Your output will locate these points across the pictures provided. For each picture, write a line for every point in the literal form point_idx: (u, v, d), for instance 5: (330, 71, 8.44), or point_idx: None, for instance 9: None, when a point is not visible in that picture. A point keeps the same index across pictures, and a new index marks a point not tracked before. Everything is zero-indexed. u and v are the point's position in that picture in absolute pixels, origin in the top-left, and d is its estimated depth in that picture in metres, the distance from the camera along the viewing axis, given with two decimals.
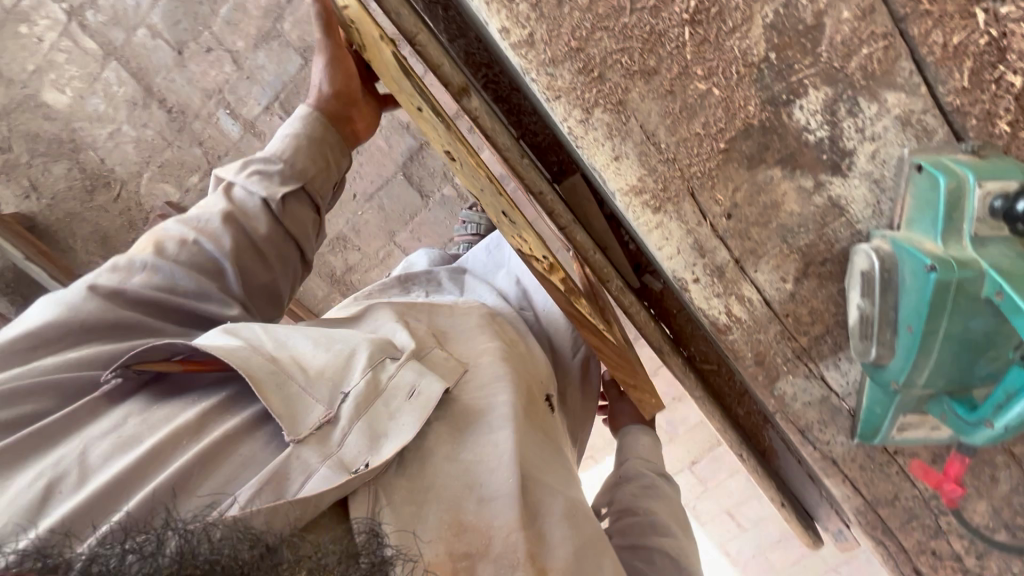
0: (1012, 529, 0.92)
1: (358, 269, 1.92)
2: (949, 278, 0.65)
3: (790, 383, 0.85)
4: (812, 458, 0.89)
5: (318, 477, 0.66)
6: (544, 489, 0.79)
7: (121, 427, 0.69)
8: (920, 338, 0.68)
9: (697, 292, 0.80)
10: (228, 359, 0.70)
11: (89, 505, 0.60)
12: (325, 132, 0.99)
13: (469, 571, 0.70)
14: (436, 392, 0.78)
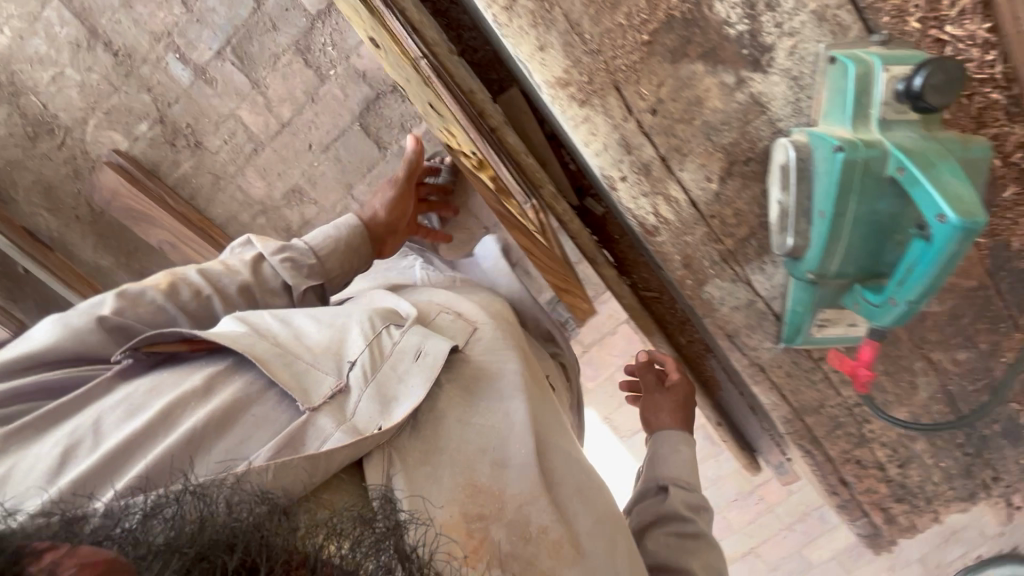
0: (930, 437, 0.96)
1: (314, 224, 1.88)
2: (856, 157, 0.67)
3: (717, 287, 0.87)
4: (741, 364, 0.91)
5: (332, 440, 0.71)
6: (557, 455, 0.83)
7: (131, 396, 0.75)
8: (830, 221, 0.70)
9: (624, 190, 0.82)
10: (235, 346, 0.77)
11: (104, 468, 0.66)
12: (359, 241, 1.14)
13: (483, 532, 0.73)
14: (442, 350, 0.83)
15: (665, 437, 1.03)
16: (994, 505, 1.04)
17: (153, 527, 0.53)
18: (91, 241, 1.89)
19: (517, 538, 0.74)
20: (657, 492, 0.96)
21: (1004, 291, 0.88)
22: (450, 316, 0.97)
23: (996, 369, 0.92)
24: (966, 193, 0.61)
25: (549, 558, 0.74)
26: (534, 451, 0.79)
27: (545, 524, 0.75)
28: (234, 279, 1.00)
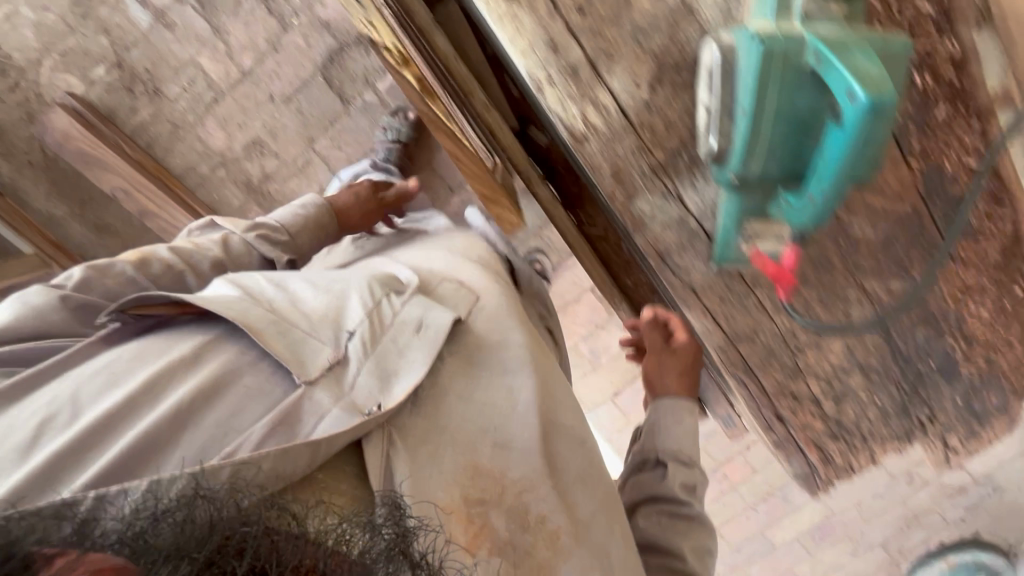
0: (865, 371, 0.96)
1: (276, 178, 1.85)
2: (774, 48, 0.64)
3: (647, 202, 0.85)
4: (673, 286, 0.91)
5: (331, 419, 0.69)
6: (559, 441, 0.84)
7: (112, 366, 0.70)
8: (750, 118, 0.69)
9: (551, 91, 0.80)
10: (227, 312, 0.75)
11: (84, 447, 0.61)
12: (324, 218, 1.26)
13: (482, 516, 0.73)
14: (443, 324, 0.84)
15: (666, 406, 0.94)
16: (928, 446, 1.05)
17: (163, 526, 0.50)
18: (44, 188, 1.84)
19: (516, 526, 0.75)
20: (658, 470, 0.89)
21: (938, 219, 0.87)
22: (452, 284, 0.99)
23: (929, 302, 0.92)
24: (874, 74, 0.60)
25: (545, 548, 0.75)
26: (536, 435, 0.81)
27: (543, 513, 0.76)
28: (205, 257, 1.05)
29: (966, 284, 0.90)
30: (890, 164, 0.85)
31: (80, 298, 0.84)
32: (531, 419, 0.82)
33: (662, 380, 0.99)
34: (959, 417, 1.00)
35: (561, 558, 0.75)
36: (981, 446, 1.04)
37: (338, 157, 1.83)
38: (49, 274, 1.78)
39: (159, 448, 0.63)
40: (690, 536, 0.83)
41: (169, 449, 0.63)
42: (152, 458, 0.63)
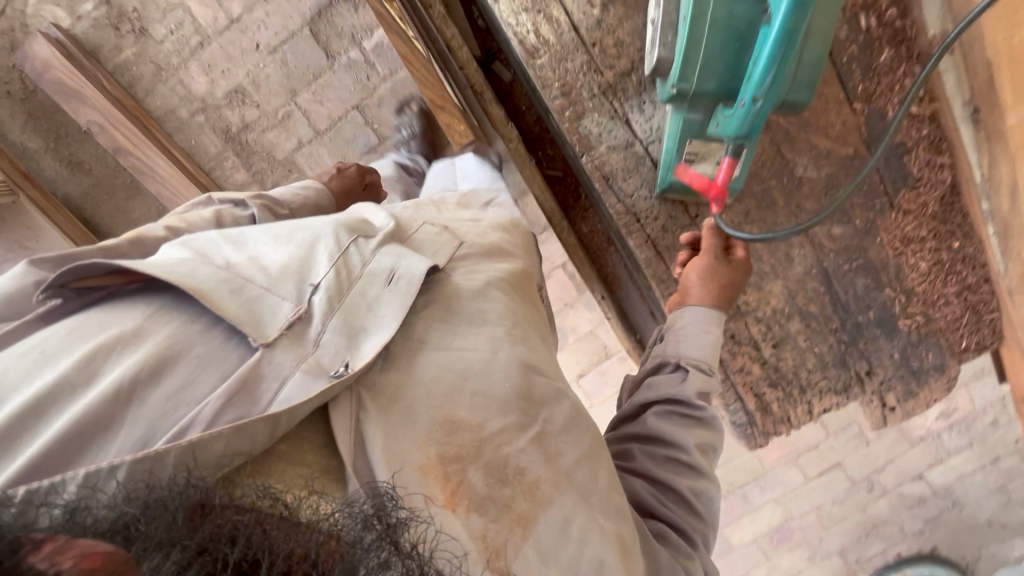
0: (805, 318, 0.96)
1: (255, 128, 1.85)
2: None
3: (595, 122, 0.86)
4: (616, 211, 0.90)
5: (293, 385, 0.57)
6: (540, 388, 0.72)
7: (44, 344, 0.58)
8: (689, 22, 0.70)
9: (506, 4, 0.81)
10: (172, 277, 0.61)
11: (2, 438, 0.49)
12: (325, 202, 1.27)
13: (460, 475, 0.62)
14: (417, 274, 0.73)
15: (692, 316, 0.81)
16: (866, 405, 1.02)
17: (155, 518, 0.42)
18: (21, 119, 1.83)
19: (495, 479, 0.63)
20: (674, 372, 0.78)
21: (881, 165, 0.89)
22: (432, 228, 0.92)
23: (870, 250, 0.93)
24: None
25: (527, 500, 0.63)
26: (518, 383, 0.69)
27: (523, 465, 0.65)
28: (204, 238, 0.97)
29: (906, 234, 0.92)
30: (835, 104, 0.86)
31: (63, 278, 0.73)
32: (510, 372, 0.70)
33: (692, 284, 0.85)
34: (897, 375, 0.99)
35: (543, 512, 0.63)
36: (919, 407, 1.01)
37: (318, 112, 1.83)
38: (14, 202, 1.75)
39: (93, 433, 0.51)
40: (701, 435, 0.73)
41: (106, 432, 0.51)
42: (85, 444, 0.50)
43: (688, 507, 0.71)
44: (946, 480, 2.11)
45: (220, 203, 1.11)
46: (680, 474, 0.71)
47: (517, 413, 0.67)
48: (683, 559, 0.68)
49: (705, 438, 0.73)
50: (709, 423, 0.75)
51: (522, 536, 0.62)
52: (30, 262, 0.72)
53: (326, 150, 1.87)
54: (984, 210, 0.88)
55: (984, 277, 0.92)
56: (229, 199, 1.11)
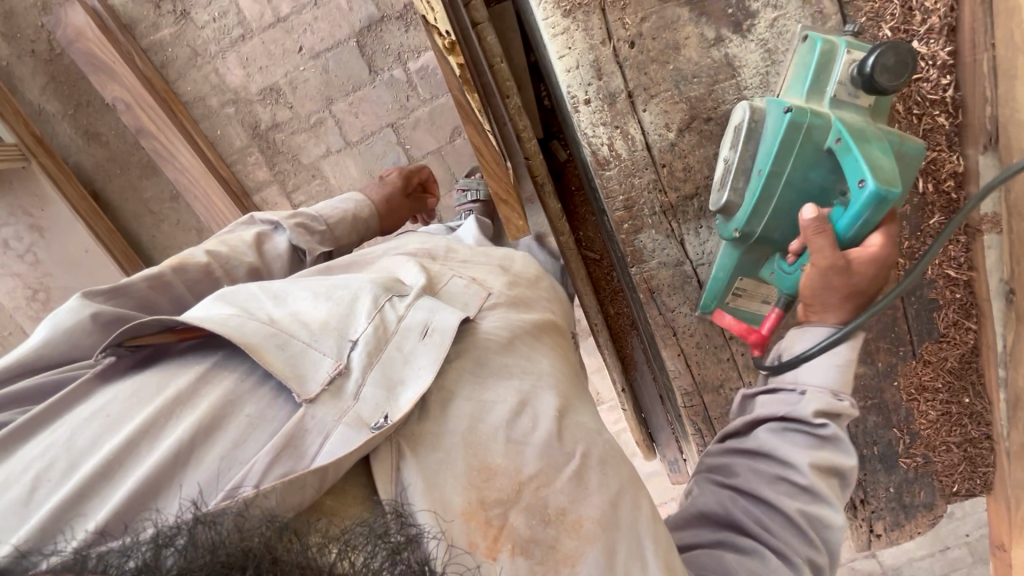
0: None
1: (284, 128, 1.82)
2: (802, 120, 0.69)
3: (651, 238, 0.88)
4: (655, 322, 0.93)
5: (336, 439, 0.57)
6: (577, 429, 0.69)
7: (105, 408, 0.59)
8: (765, 178, 0.72)
9: (585, 115, 0.82)
10: (223, 330, 0.62)
11: (73, 503, 0.51)
12: (367, 215, 1.22)
13: (502, 520, 0.60)
14: (451, 325, 0.70)
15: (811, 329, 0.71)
16: (854, 528, 1.08)
17: (165, 551, 0.43)
18: (42, 80, 1.76)
19: (538, 521, 0.61)
20: (790, 395, 0.68)
21: (910, 315, 0.94)
22: (462, 282, 0.88)
23: (885, 392, 0.99)
24: (885, 165, 0.66)
25: (573, 538, 0.61)
26: (554, 428, 0.67)
27: (565, 504, 0.62)
28: (244, 262, 0.97)
29: (921, 381, 0.97)
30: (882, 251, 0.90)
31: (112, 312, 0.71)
32: (548, 421, 0.67)
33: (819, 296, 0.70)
34: (889, 507, 1.05)
35: (589, 546, 0.60)
36: (903, 538, 1.07)
37: (351, 123, 1.81)
38: (24, 166, 1.69)
39: (157, 493, 0.53)
40: (818, 454, 0.62)
41: (167, 497, 0.53)
42: (148, 504, 0.52)
43: (794, 531, 0.60)
44: (897, 561, 2.15)
45: (260, 223, 1.11)
46: (786, 494, 0.61)
47: (547, 452, 0.65)
48: None
49: (826, 460, 0.62)
50: (836, 445, 0.63)
51: (570, 570, 0.59)
52: (83, 295, 0.72)
53: (353, 162, 1.85)
54: (999, 377, 0.91)
55: (985, 434, 0.96)
56: (268, 220, 1.10)
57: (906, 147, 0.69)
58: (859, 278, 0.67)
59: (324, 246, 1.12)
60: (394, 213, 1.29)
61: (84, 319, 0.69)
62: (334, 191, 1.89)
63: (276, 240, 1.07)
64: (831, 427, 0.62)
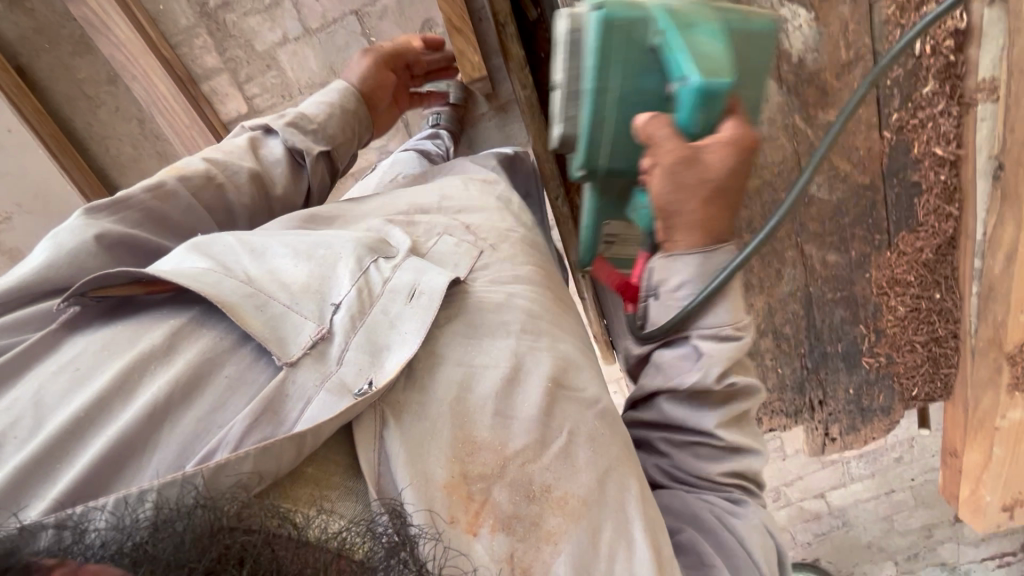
0: (777, 337, 1.04)
1: (236, 9, 1.65)
2: (617, 18, 0.72)
3: None
4: None
5: (317, 405, 0.60)
6: (567, 404, 0.71)
7: (77, 362, 0.63)
8: (596, 92, 0.75)
9: None
10: (199, 285, 0.65)
11: (42, 463, 0.54)
12: (355, 105, 1.14)
13: (484, 493, 0.64)
14: (438, 287, 0.73)
15: (692, 264, 0.75)
16: (810, 431, 1.11)
17: (162, 535, 0.46)
18: None
19: (522, 498, 0.65)
20: (690, 353, 0.78)
21: (891, 200, 0.92)
22: (451, 240, 0.88)
23: (856, 284, 0.98)
24: (702, 58, 0.70)
25: (556, 516, 0.65)
26: (542, 403, 0.69)
27: (549, 482, 0.66)
28: (241, 166, 0.99)
29: (894, 275, 0.96)
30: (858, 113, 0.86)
31: (115, 234, 0.80)
32: (536, 392, 0.70)
33: (675, 211, 0.74)
34: (846, 410, 1.08)
35: (573, 525, 0.65)
36: (857, 442, 1.10)
37: (312, 8, 1.64)
38: None
39: (127, 458, 0.55)
40: (730, 411, 0.75)
41: (140, 456, 0.56)
42: (120, 467, 0.55)
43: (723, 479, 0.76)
44: (842, 501, 1.98)
45: (251, 130, 1.08)
46: (707, 455, 0.76)
47: (539, 426, 0.68)
48: (725, 527, 0.72)
49: (730, 413, 0.76)
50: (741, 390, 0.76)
51: (551, 548, 0.64)
52: (87, 214, 0.80)
53: (313, 53, 1.69)
54: (974, 267, 0.90)
55: (953, 333, 0.98)
56: (259, 125, 1.08)
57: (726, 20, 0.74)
58: (714, 173, 0.70)
59: (320, 145, 1.07)
60: (382, 93, 1.20)
61: (88, 241, 0.77)
62: (291, 85, 1.73)
63: (270, 144, 1.06)
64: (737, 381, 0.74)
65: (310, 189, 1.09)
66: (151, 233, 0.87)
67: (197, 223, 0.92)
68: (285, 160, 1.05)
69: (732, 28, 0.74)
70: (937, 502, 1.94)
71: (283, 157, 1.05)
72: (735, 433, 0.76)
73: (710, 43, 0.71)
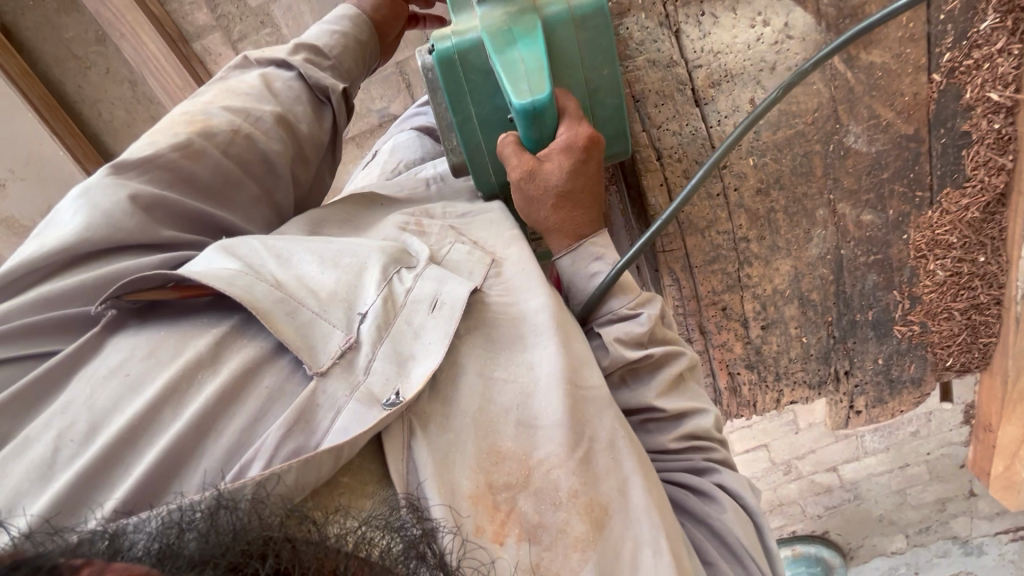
0: (803, 304, 0.98)
1: None
2: (452, 54, 0.81)
3: (637, 24, 0.92)
4: (640, 142, 0.95)
5: (348, 416, 0.58)
6: (591, 406, 0.69)
7: (125, 366, 0.60)
8: (459, 127, 0.87)
9: None
10: (233, 291, 0.61)
11: (100, 472, 0.53)
12: (366, 34, 1.09)
13: (509, 504, 0.62)
14: (461, 298, 0.69)
15: (567, 267, 0.83)
16: (834, 403, 1.06)
17: (189, 535, 0.45)
18: None
19: (547, 506, 0.63)
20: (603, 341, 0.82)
21: (937, 153, 0.89)
22: (464, 248, 0.81)
23: (892, 246, 0.94)
24: (525, 77, 0.76)
25: (582, 522, 0.63)
26: (567, 406, 0.66)
27: (574, 487, 0.64)
28: (264, 111, 0.92)
29: (935, 236, 0.93)
30: (903, 42, 0.83)
31: (148, 193, 0.78)
32: (560, 397, 0.67)
33: (537, 220, 0.84)
34: (874, 380, 1.02)
35: (596, 536, 0.63)
36: (884, 417, 1.06)
37: None
38: None
39: (179, 467, 0.55)
40: (660, 380, 0.78)
41: (192, 464, 0.55)
42: (173, 477, 0.54)
43: (684, 458, 0.79)
44: (855, 475, 1.92)
45: (257, 65, 1.01)
46: (661, 429, 0.80)
47: (568, 431, 0.65)
48: (698, 508, 0.76)
49: (665, 381, 0.79)
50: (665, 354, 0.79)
51: (579, 556, 0.62)
52: (114, 171, 0.78)
53: (309, 8, 1.59)
54: None
55: (996, 299, 0.96)
56: (268, 60, 1.01)
57: (547, 20, 0.80)
58: (554, 183, 0.78)
59: (340, 82, 1.04)
60: (392, 23, 1.15)
61: (121, 202, 0.75)
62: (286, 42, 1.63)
63: (285, 78, 0.99)
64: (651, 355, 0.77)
65: (335, 125, 1.04)
66: (183, 192, 0.83)
67: (231, 181, 0.87)
68: (304, 96, 1.00)
69: (553, 28, 0.80)
70: (952, 477, 1.89)
71: (301, 91, 0.99)
72: (676, 400, 0.79)
73: (527, 60, 0.77)
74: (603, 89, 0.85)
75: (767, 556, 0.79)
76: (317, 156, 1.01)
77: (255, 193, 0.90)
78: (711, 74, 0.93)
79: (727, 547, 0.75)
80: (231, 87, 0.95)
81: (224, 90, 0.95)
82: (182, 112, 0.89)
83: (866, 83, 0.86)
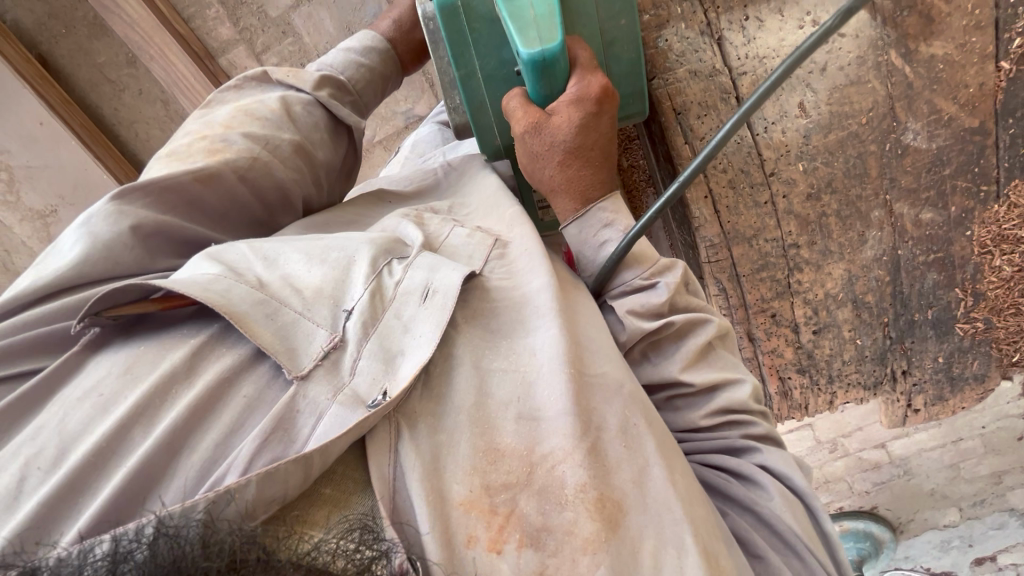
0: (857, 307, 0.96)
1: None
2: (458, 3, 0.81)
3: (676, 36, 0.91)
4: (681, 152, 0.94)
5: (332, 420, 0.58)
6: (597, 393, 0.68)
7: (100, 386, 0.60)
8: (462, 80, 0.87)
9: None
10: (209, 297, 0.62)
11: (64, 497, 0.52)
12: (388, 66, 1.11)
13: (510, 506, 0.60)
14: (453, 284, 0.69)
15: (575, 236, 0.82)
16: (891, 403, 1.05)
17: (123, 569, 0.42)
18: None
19: (551, 507, 0.61)
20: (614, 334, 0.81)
21: (1003, 145, 0.85)
22: (463, 232, 0.85)
23: (954, 243, 0.91)
24: (534, 24, 0.74)
25: (592, 522, 0.60)
26: (570, 394, 0.65)
27: (580, 484, 0.61)
28: (282, 138, 0.93)
29: (1003, 231, 0.89)
30: (969, 30, 0.80)
31: (150, 222, 0.77)
32: (562, 386, 0.66)
33: (542, 179, 0.83)
34: (934, 379, 1.01)
35: (612, 536, 0.60)
36: (944, 413, 1.04)
37: None
38: None
39: (149, 487, 0.53)
40: (687, 350, 0.78)
41: (161, 483, 0.54)
42: (142, 500, 0.53)
43: (723, 439, 0.79)
44: (904, 450, 1.85)
45: (276, 83, 1.02)
46: (692, 407, 0.80)
47: (575, 420, 0.64)
48: (740, 492, 0.76)
49: (690, 357, 0.78)
50: (694, 327, 0.80)
51: (587, 560, 0.58)
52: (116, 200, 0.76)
53: (327, 15, 1.59)
54: None
55: None
56: (289, 85, 1.02)
57: None
58: (560, 135, 0.78)
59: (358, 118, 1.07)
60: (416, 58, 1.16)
61: (120, 233, 0.74)
62: (309, 51, 1.63)
63: (304, 102, 1.00)
64: (675, 323, 0.77)
65: (348, 150, 1.08)
66: (186, 216, 0.83)
67: (234, 207, 0.88)
68: (322, 121, 1.01)
69: None
70: (1009, 449, 1.82)
71: (320, 117, 1.01)
72: (707, 373, 0.78)
73: (537, 5, 0.75)
74: (618, 42, 0.84)
75: (823, 539, 0.78)
76: (328, 179, 1.03)
77: (258, 218, 0.92)
78: (756, 80, 0.90)
79: (777, 534, 0.74)
80: (248, 108, 0.96)
81: (240, 109, 0.96)
82: (200, 137, 0.90)
83: (926, 77, 0.82)
